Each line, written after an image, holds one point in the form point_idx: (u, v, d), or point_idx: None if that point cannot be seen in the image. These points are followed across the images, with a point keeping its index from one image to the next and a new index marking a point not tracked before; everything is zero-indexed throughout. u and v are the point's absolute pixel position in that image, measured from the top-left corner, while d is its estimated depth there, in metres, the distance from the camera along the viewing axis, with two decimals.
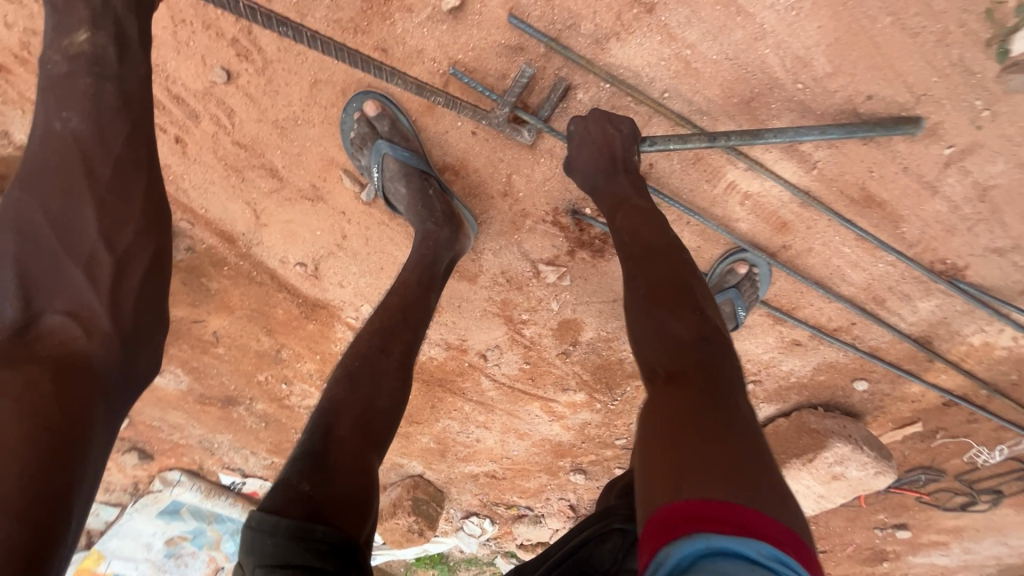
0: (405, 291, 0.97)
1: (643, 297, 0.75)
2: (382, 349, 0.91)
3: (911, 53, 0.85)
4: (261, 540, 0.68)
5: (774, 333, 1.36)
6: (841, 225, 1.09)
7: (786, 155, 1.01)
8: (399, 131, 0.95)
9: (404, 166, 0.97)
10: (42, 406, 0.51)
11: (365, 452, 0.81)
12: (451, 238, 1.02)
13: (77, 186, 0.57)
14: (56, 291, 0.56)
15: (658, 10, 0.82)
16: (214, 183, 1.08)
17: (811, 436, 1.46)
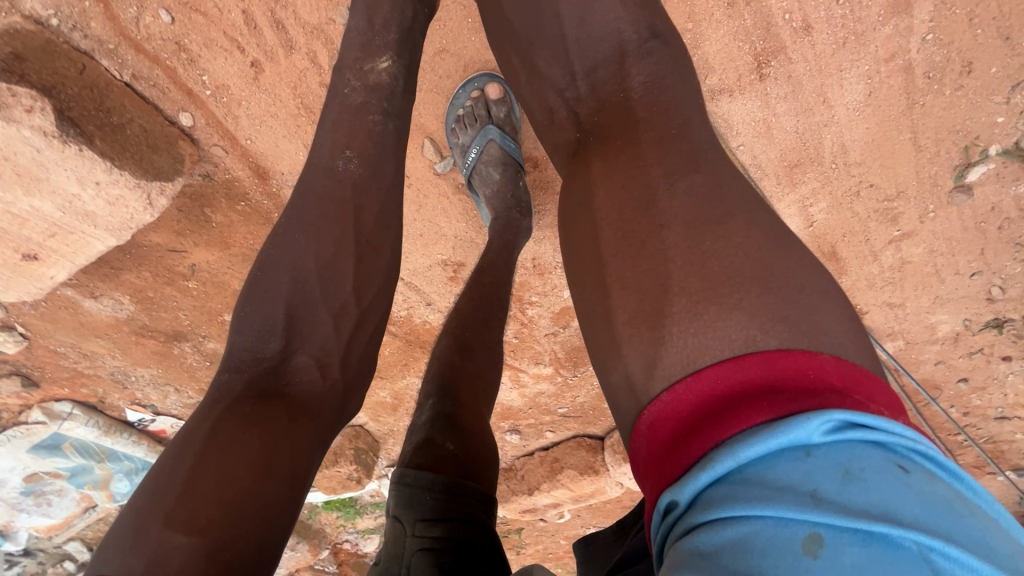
0: (494, 269, 1.00)
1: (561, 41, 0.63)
2: (485, 324, 0.95)
3: (911, 161, 1.10)
4: (417, 497, 0.73)
5: None
6: None
7: (797, 213, 1.21)
8: (509, 120, 1.01)
9: (504, 154, 1.03)
10: (280, 447, 0.55)
11: (482, 408, 0.88)
12: (528, 228, 1.06)
13: (344, 241, 0.70)
14: (307, 333, 0.65)
15: (768, 80, 0.95)
16: (276, 116, 0.99)
17: None
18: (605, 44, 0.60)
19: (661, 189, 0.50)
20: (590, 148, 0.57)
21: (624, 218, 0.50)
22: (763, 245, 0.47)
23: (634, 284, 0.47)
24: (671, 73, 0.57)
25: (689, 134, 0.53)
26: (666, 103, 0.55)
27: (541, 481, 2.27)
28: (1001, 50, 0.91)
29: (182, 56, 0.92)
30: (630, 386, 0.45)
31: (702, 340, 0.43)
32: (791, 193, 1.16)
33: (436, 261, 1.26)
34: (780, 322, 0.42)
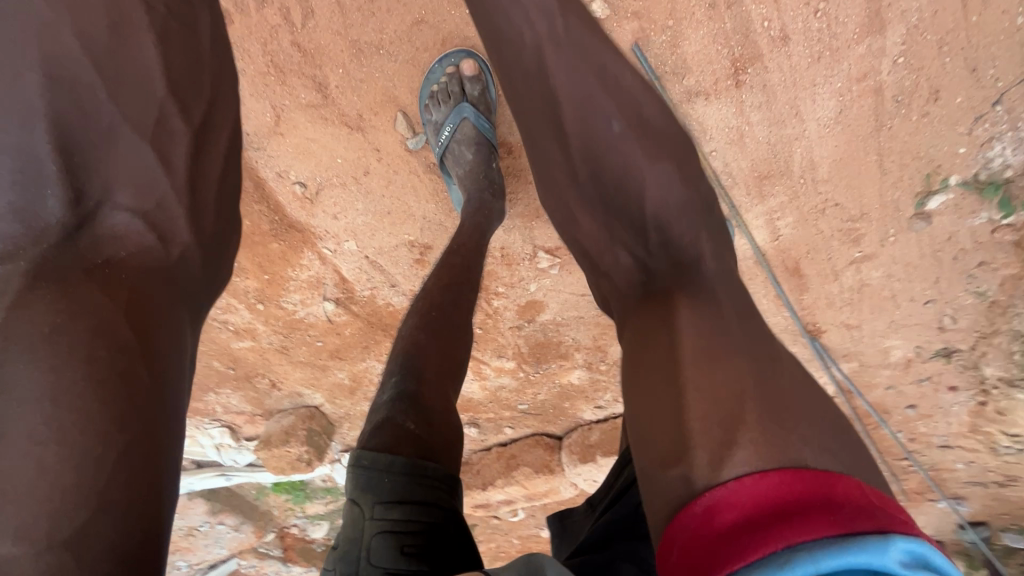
0: (463, 251, 0.98)
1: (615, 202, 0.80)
2: (454, 303, 0.92)
3: (876, 185, 1.13)
4: (374, 478, 0.70)
5: None
6: (770, 284, 1.40)
7: (764, 225, 1.23)
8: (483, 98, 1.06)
9: (477, 133, 1.07)
10: (111, 305, 0.56)
11: (449, 389, 0.84)
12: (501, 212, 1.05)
13: (105, 85, 0.66)
14: (125, 180, 0.65)
15: (745, 88, 0.96)
16: (241, 73, 0.95)
17: None
18: (682, 211, 0.75)
19: (727, 327, 0.65)
20: (663, 286, 0.72)
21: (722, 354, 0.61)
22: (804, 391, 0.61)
23: (707, 397, 0.59)
24: (725, 245, 0.76)
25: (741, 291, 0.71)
26: (721, 268, 0.73)
27: (496, 477, 2.25)
28: (967, 81, 0.94)
29: None
30: (689, 479, 0.55)
31: (771, 454, 0.54)
32: (759, 204, 1.18)
33: (403, 241, 1.25)
34: (828, 454, 0.54)
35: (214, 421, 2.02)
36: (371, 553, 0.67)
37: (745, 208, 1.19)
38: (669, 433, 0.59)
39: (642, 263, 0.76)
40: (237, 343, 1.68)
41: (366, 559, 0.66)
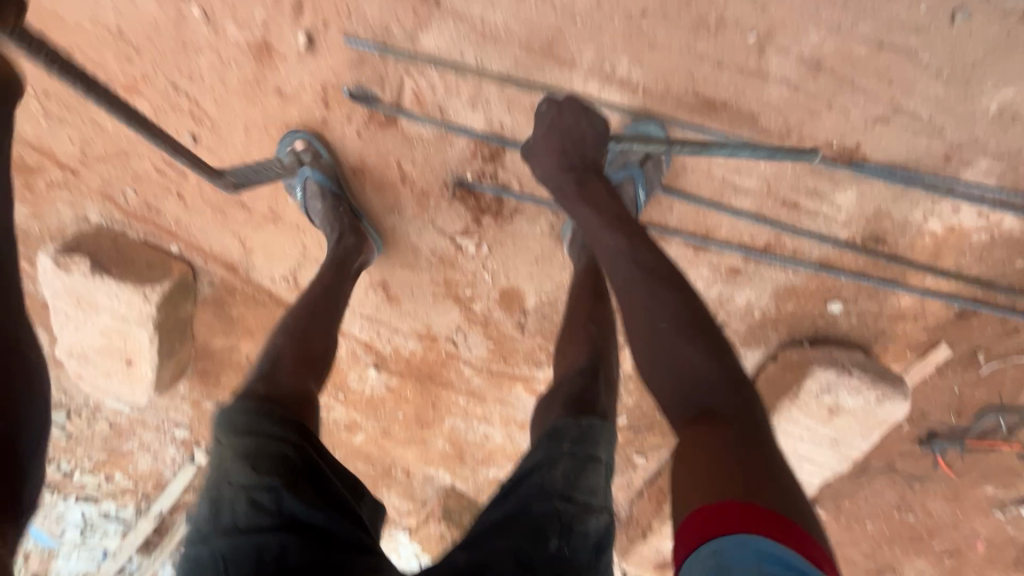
0: (325, 281, 1.26)
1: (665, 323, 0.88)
2: (312, 312, 1.20)
3: None
4: (230, 420, 0.94)
5: (704, 263, 1.39)
6: (698, 134, 1.17)
7: (606, 83, 1.12)
8: (319, 161, 1.26)
9: (321, 186, 1.28)
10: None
11: (305, 379, 1.10)
12: (357, 243, 1.33)
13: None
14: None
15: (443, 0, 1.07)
16: (209, 223, 1.48)
17: (794, 369, 1.45)
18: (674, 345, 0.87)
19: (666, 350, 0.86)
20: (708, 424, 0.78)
21: (659, 271, 0.93)
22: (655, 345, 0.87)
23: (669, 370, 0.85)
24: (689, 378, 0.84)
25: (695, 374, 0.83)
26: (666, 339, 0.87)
27: (653, 520, 1.90)
28: None
29: (153, 211, 1.46)
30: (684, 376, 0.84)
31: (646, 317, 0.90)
32: (574, 70, 1.12)
33: (366, 285, 1.57)
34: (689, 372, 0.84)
35: (394, 526, 2.30)
36: (229, 473, 0.89)
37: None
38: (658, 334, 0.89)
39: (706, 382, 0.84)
40: (357, 438, 2.03)
41: (226, 478, 0.89)
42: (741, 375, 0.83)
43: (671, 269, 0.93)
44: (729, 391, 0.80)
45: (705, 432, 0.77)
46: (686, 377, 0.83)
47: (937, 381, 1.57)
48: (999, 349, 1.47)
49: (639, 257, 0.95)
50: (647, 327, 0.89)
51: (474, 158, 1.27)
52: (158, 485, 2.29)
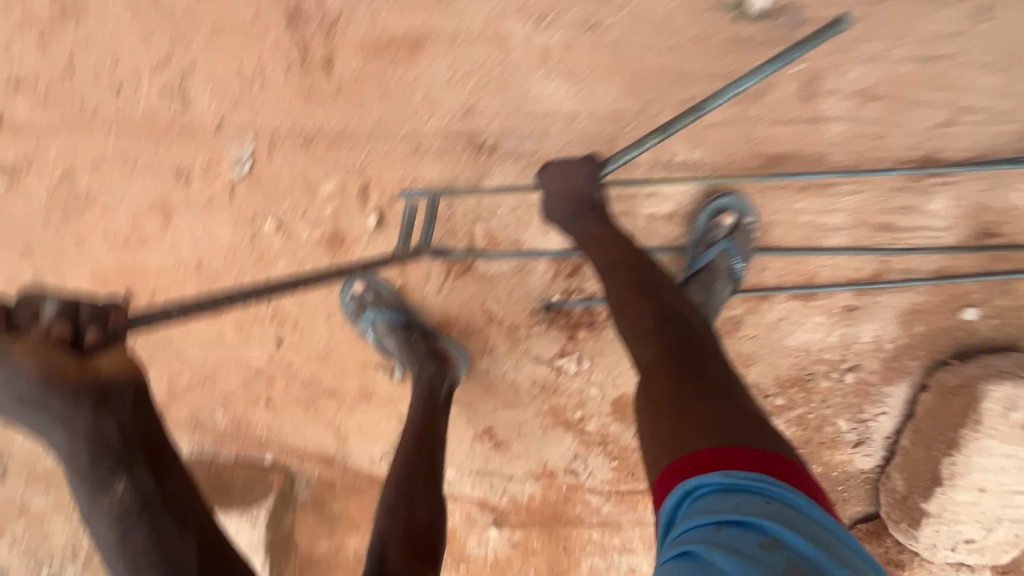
0: (415, 425, 1.09)
1: (626, 299, 0.93)
2: (409, 476, 1.00)
3: (693, 56, 1.04)
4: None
5: (816, 310, 1.31)
6: (769, 183, 1.17)
7: (670, 170, 1.15)
8: (382, 297, 1.24)
9: (389, 322, 1.23)
10: None
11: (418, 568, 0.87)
12: (439, 370, 1.22)
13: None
14: None
15: (498, 145, 1.11)
16: (301, 421, 1.42)
17: (959, 394, 1.30)
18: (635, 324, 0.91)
19: (634, 328, 0.91)
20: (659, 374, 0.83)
21: (637, 282, 0.93)
22: (640, 324, 0.89)
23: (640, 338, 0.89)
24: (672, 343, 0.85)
25: (645, 349, 0.88)
26: (637, 326, 0.90)
27: None
28: None
29: (244, 424, 1.42)
30: (647, 338, 0.88)
31: (623, 323, 0.92)
32: (636, 169, 1.15)
33: (471, 437, 1.47)
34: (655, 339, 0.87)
35: None
36: None
37: (647, 206, 1.19)
38: (625, 319, 0.92)
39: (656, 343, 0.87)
40: None
41: None
42: (737, 392, 0.79)
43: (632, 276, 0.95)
44: (687, 371, 0.81)
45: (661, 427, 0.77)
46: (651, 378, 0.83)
47: None
48: None
49: (612, 260, 0.96)
50: (633, 342, 0.90)
51: (557, 278, 1.25)
52: None
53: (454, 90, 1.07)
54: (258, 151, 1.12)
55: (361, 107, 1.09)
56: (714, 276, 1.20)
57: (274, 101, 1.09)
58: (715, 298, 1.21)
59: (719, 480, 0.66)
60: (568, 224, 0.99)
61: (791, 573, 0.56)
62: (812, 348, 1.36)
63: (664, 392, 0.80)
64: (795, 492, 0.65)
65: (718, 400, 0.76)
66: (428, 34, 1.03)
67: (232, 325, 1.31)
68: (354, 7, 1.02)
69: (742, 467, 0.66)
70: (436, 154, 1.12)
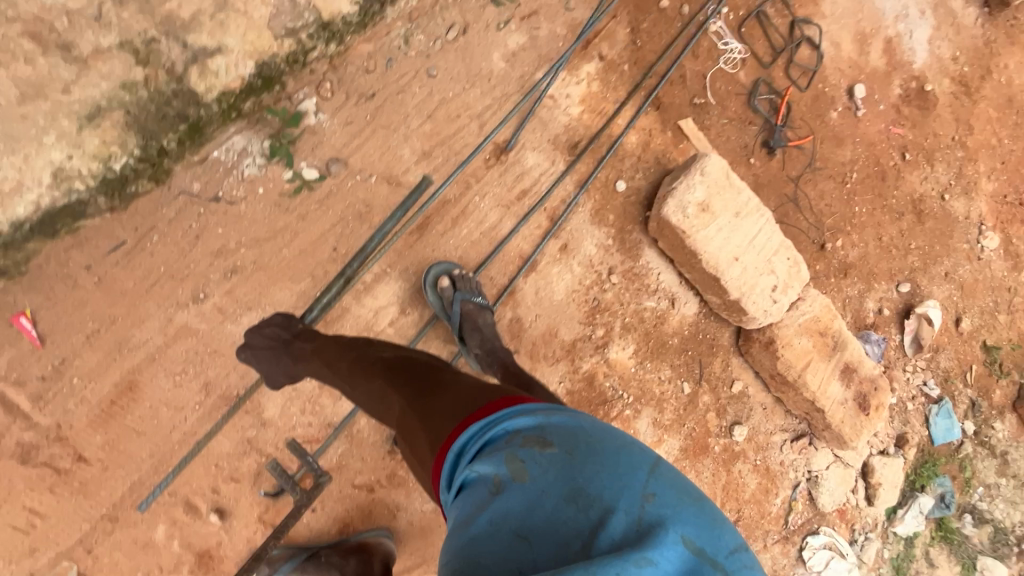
0: None
1: (353, 379, 1.04)
2: None
3: (308, 229, 1.38)
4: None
5: (549, 266, 1.66)
6: (418, 229, 1.51)
7: (374, 290, 1.48)
8: (276, 558, 1.33)
9: (298, 567, 1.32)
10: None
11: None
12: (361, 558, 1.33)
13: None
14: None
15: (248, 386, 1.31)
16: None
17: (663, 228, 1.69)
18: (372, 392, 1.00)
19: (370, 394, 1.00)
20: (403, 410, 0.91)
21: (352, 361, 1.07)
22: (370, 388, 1.00)
23: (375, 395, 0.99)
24: (397, 380, 0.98)
25: (385, 401, 0.97)
26: (371, 390, 1.00)
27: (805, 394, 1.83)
28: (205, 212, 1.29)
29: None
30: (382, 391, 0.98)
31: (360, 396, 1.03)
32: (355, 308, 1.47)
33: None
34: (388, 386, 0.97)
35: None
36: None
37: (383, 317, 1.49)
38: (362, 389, 1.01)
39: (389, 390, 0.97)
40: None
41: None
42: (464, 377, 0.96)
43: (352, 360, 1.07)
44: (421, 387, 0.93)
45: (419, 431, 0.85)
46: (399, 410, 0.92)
47: (716, 131, 1.84)
48: (705, 76, 1.82)
49: (325, 362, 1.11)
50: (376, 404, 0.99)
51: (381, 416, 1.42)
52: None
53: (187, 386, 1.28)
54: (83, 565, 1.24)
55: (134, 458, 1.25)
56: (473, 318, 1.43)
57: (69, 519, 1.23)
58: (486, 331, 1.43)
59: (471, 428, 0.76)
60: (283, 365, 1.18)
61: (525, 441, 0.70)
62: (576, 286, 1.69)
63: (411, 413, 0.89)
64: (527, 403, 0.79)
65: (450, 387, 0.90)
66: (135, 375, 1.25)
67: None
68: (70, 410, 1.22)
69: (485, 408, 0.79)
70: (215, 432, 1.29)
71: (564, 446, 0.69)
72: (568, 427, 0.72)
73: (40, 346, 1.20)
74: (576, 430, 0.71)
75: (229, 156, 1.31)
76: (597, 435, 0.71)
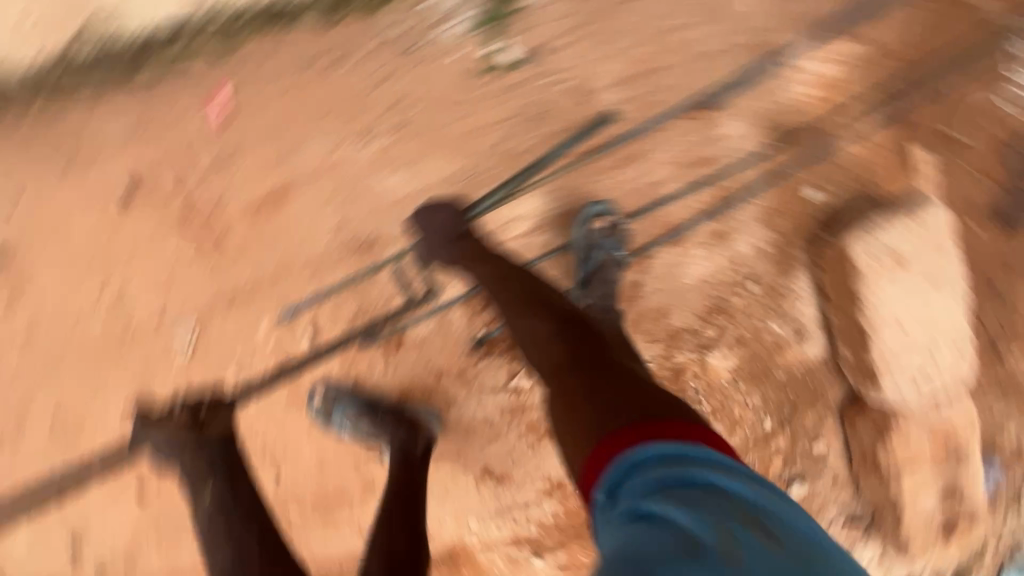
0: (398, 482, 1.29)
1: (518, 309, 1.21)
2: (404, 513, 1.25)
3: (485, 112, 1.33)
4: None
5: (692, 246, 1.53)
6: (586, 156, 1.40)
7: (517, 197, 1.41)
8: (342, 395, 1.44)
9: (357, 412, 1.42)
10: None
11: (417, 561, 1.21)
12: (410, 432, 1.41)
13: None
14: None
15: (375, 238, 1.35)
16: (327, 535, 1.55)
17: (839, 259, 1.49)
18: (538, 329, 1.18)
19: (533, 329, 1.18)
20: (568, 358, 1.13)
21: (521, 295, 1.21)
22: (534, 324, 1.18)
23: (537, 331, 1.18)
24: (559, 328, 1.17)
25: (539, 333, 1.17)
26: (536, 326, 1.18)
27: (892, 489, 1.64)
28: (399, 57, 1.27)
29: None
30: (549, 332, 1.17)
31: (524, 326, 1.18)
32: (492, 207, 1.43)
33: (477, 483, 1.60)
34: (556, 330, 1.16)
35: None
36: None
37: (512, 228, 1.43)
38: (528, 322, 1.18)
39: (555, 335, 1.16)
40: None
41: None
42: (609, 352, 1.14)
43: (521, 292, 1.22)
44: (584, 348, 1.14)
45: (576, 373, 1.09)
46: (556, 344, 1.15)
47: None
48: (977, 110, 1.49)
49: (496, 276, 1.23)
50: (533, 336, 1.17)
51: (474, 317, 1.45)
52: None
53: (324, 215, 1.33)
54: (196, 327, 1.36)
55: (261, 258, 1.34)
56: (604, 271, 1.45)
57: (193, 284, 1.34)
58: (609, 288, 1.44)
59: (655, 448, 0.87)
60: (452, 256, 1.28)
61: (706, 491, 0.79)
62: (708, 277, 1.56)
63: (579, 366, 1.11)
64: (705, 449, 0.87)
65: (609, 371, 1.09)
66: (287, 186, 1.31)
67: None
68: (224, 195, 1.30)
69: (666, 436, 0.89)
70: (331, 266, 1.36)
71: (739, 513, 0.76)
72: (745, 497, 0.79)
73: (221, 126, 1.27)
74: (754, 505, 0.78)
75: (442, 7, 1.25)
76: (770, 518, 0.78)
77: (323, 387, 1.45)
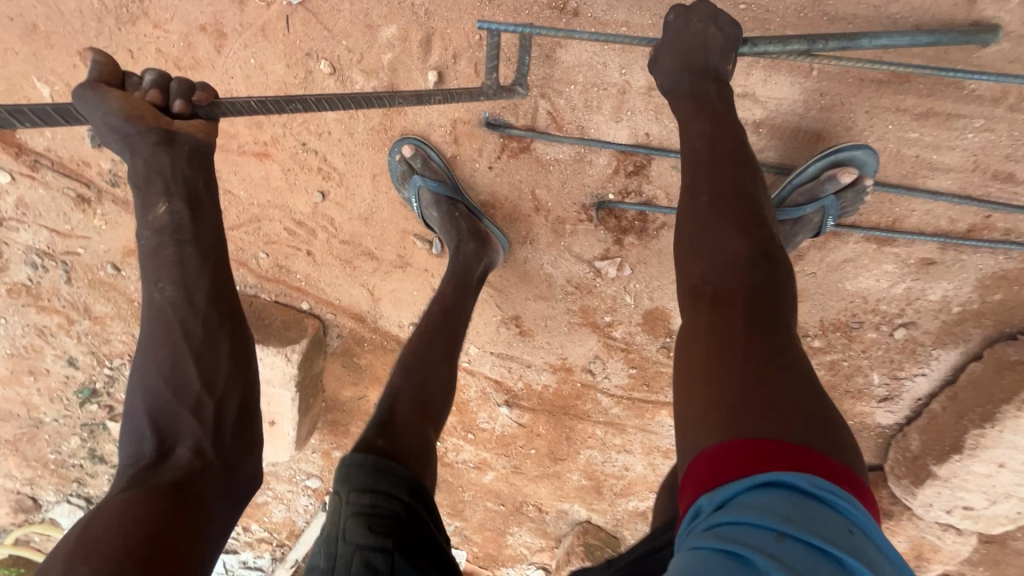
0: (444, 300, 1.15)
1: (705, 204, 0.83)
2: (428, 344, 1.08)
3: None
4: (353, 472, 0.79)
5: (889, 258, 1.21)
6: (895, 79, 1.01)
7: (773, 71, 1.05)
8: (429, 166, 1.20)
9: (435, 194, 1.20)
10: (148, 518, 0.70)
11: (424, 426, 0.95)
12: (479, 251, 1.20)
13: (180, 346, 0.85)
14: (175, 432, 0.81)
15: (583, 10, 1.01)
16: (338, 277, 1.45)
17: (1015, 370, 1.23)
18: (720, 248, 0.78)
19: (705, 246, 0.79)
20: (712, 305, 0.74)
21: (735, 188, 0.83)
22: (703, 225, 0.81)
23: (700, 245, 0.80)
24: (724, 252, 0.78)
25: (704, 260, 0.79)
26: (710, 239, 0.80)
27: None
28: None
29: (283, 271, 1.46)
30: (720, 257, 0.78)
31: (695, 239, 0.81)
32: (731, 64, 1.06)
33: (499, 323, 1.50)
34: (740, 257, 0.77)
35: (526, 564, 2.15)
36: (346, 531, 0.74)
37: (736, 107, 1.09)
38: (714, 229, 0.80)
39: (730, 268, 0.76)
40: (487, 478, 1.92)
41: (342, 540, 0.74)
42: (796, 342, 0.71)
43: (733, 186, 0.83)
44: (760, 310, 0.71)
45: (745, 322, 0.70)
46: (740, 270, 0.75)
47: None
48: None
49: (718, 143, 0.87)
50: (702, 254, 0.79)
51: (617, 175, 1.19)
52: (293, 534, 2.21)
53: None
54: None
55: None
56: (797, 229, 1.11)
57: None
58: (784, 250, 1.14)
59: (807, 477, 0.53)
60: (681, 94, 0.93)
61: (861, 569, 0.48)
62: (871, 296, 1.27)
63: (728, 326, 0.70)
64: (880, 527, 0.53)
65: (789, 363, 0.66)
66: None
67: (280, 169, 1.30)
68: None
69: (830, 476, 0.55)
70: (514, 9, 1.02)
71: None
72: None
73: None
74: None
75: None
76: None
77: (420, 148, 1.21)
